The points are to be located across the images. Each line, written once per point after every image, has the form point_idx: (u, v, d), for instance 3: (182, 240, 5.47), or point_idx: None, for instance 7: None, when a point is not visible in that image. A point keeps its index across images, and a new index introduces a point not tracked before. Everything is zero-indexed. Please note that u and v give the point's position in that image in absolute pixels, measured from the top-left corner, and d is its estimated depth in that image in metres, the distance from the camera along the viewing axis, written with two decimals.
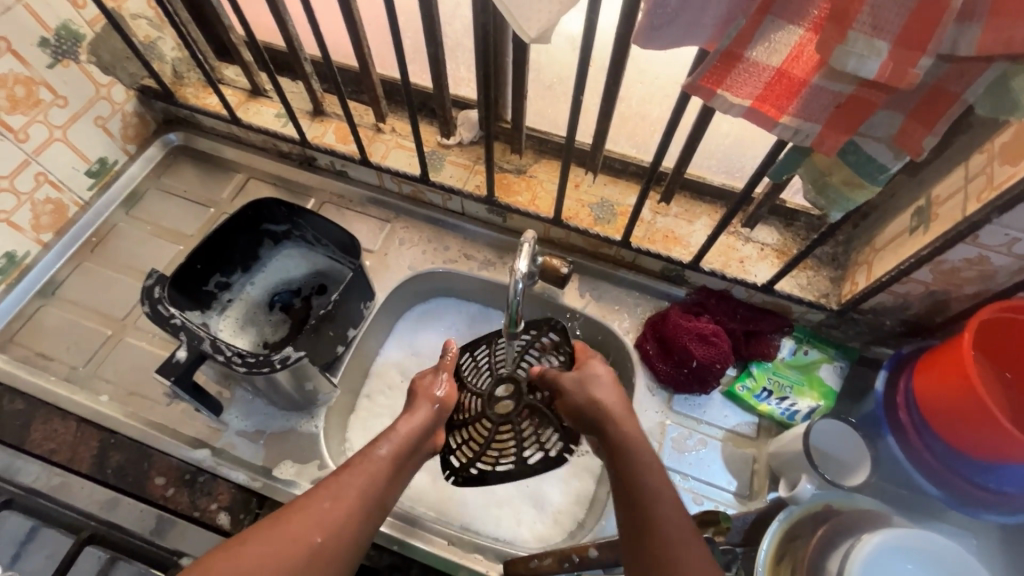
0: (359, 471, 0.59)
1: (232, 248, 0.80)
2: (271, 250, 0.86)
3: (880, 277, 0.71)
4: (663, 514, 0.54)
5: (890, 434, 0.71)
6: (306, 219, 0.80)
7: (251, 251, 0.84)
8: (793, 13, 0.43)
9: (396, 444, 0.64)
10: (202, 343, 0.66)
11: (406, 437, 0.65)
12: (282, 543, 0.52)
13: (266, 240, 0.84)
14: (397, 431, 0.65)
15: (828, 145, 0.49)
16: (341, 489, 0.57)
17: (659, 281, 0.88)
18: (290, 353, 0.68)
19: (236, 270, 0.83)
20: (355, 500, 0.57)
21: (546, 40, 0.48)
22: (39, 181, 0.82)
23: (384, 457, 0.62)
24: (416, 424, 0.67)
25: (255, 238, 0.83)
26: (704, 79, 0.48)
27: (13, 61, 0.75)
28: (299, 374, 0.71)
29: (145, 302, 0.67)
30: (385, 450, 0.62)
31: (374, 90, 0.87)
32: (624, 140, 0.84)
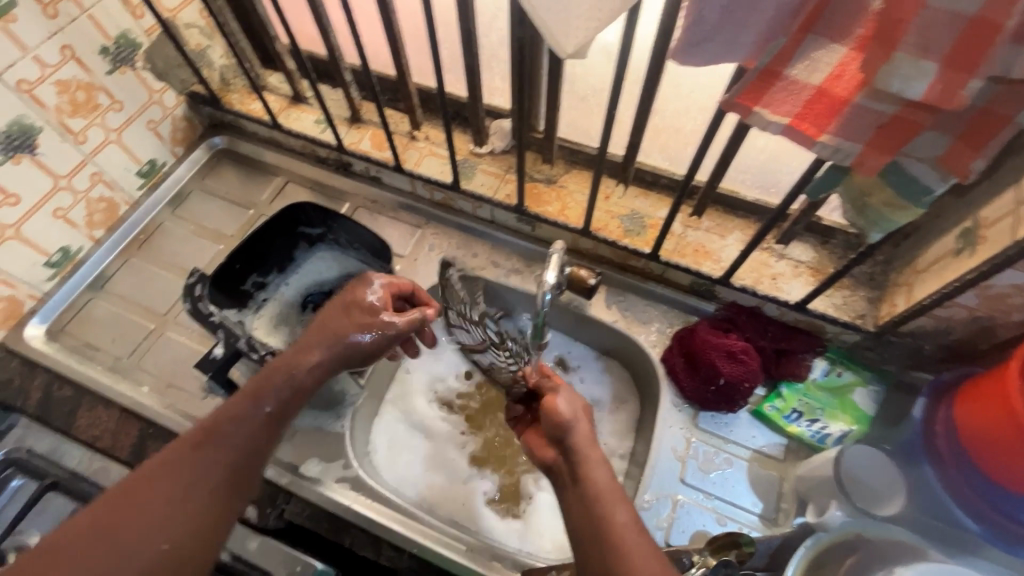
0: (222, 441, 0.53)
1: (269, 249, 0.83)
2: (305, 252, 0.88)
3: (922, 300, 0.69)
4: (622, 517, 0.53)
5: (927, 462, 0.68)
6: (338, 223, 0.83)
7: (285, 253, 0.86)
8: (836, 32, 0.42)
9: (282, 400, 0.58)
10: (238, 342, 0.70)
11: (301, 386, 0.60)
12: (117, 554, 0.46)
13: (302, 242, 0.87)
14: (289, 379, 0.59)
15: (869, 165, 0.48)
16: (202, 465, 0.52)
17: (689, 296, 0.87)
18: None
19: (272, 271, 0.86)
20: (215, 476, 0.52)
21: (582, 55, 0.48)
22: (93, 180, 0.87)
23: (267, 416, 0.57)
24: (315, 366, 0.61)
25: (292, 240, 0.85)
26: (741, 95, 0.48)
27: (76, 68, 0.79)
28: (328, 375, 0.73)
29: (187, 299, 0.72)
30: (269, 408, 0.57)
31: (410, 98, 0.89)
32: (656, 153, 0.84)
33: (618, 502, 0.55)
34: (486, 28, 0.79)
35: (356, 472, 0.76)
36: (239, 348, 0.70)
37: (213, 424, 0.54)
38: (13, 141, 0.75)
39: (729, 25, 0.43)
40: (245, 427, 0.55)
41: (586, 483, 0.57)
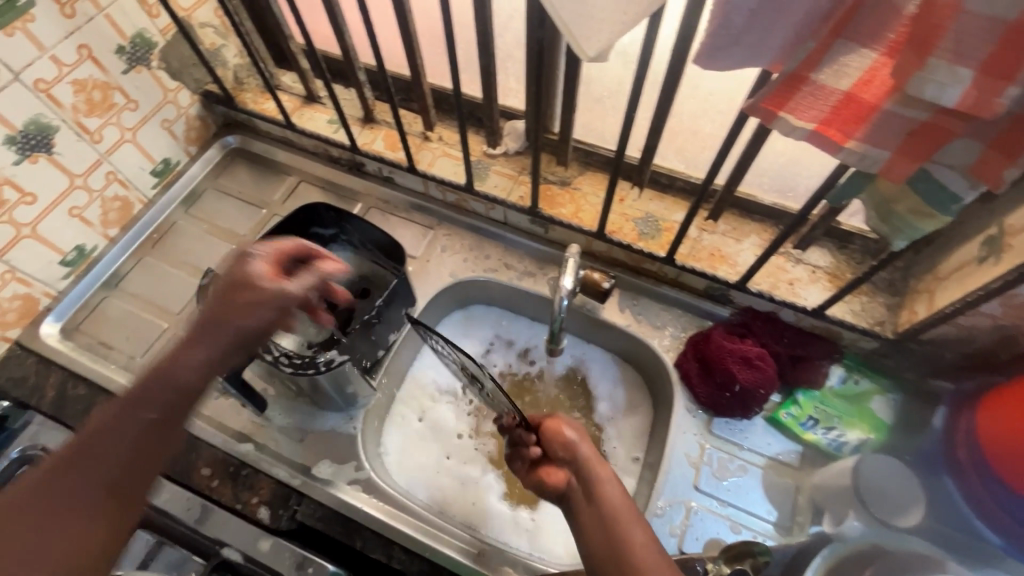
0: (94, 460, 0.48)
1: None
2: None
3: (944, 308, 0.68)
4: (640, 538, 0.55)
5: (947, 473, 0.66)
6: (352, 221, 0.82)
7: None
8: (867, 36, 0.41)
9: (166, 406, 0.51)
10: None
11: (188, 386, 0.52)
12: None
13: (315, 243, 0.86)
14: (170, 382, 0.51)
15: (898, 172, 0.47)
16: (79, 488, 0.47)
17: (703, 300, 0.86)
18: (334, 356, 0.70)
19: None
20: (89, 499, 0.47)
21: (604, 58, 0.47)
22: (108, 179, 0.87)
23: (148, 426, 0.50)
24: (200, 365, 0.53)
25: (306, 239, 0.85)
26: (767, 101, 0.48)
27: (93, 67, 0.79)
28: (343, 376, 0.73)
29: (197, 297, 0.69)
30: (151, 416, 0.50)
31: (424, 99, 0.89)
32: (672, 155, 0.83)
33: (634, 523, 0.57)
34: (501, 28, 0.78)
35: (369, 474, 0.76)
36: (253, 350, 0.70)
37: (86, 439, 0.48)
38: (30, 141, 0.75)
39: (756, 29, 0.42)
40: (119, 442, 0.49)
41: (602, 505, 0.58)
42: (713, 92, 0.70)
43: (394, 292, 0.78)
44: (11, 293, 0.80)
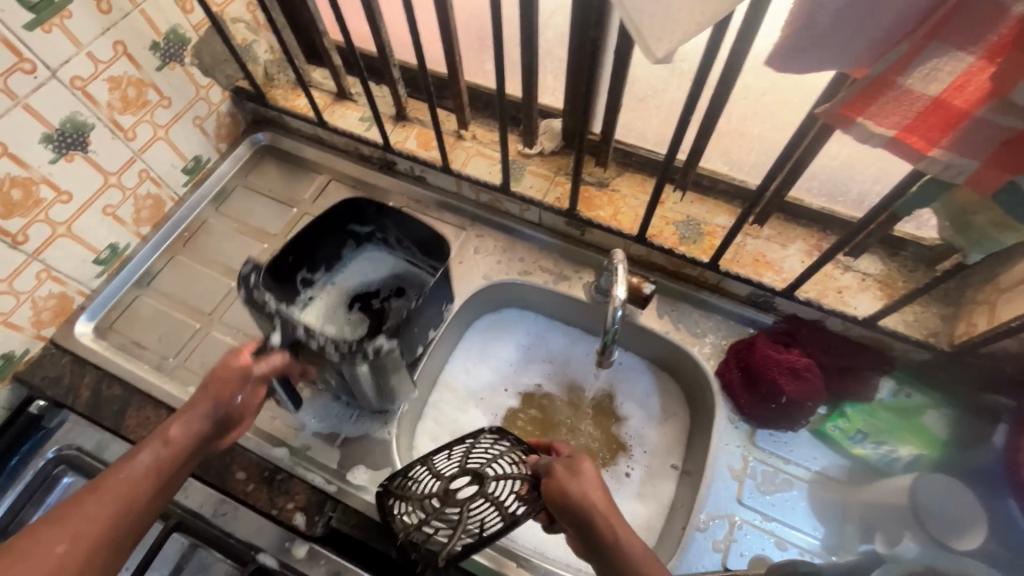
0: (103, 494, 0.50)
1: (319, 244, 0.81)
2: (351, 252, 0.87)
3: (1006, 321, 0.65)
4: None
5: (1011, 495, 0.63)
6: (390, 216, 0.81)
7: (334, 252, 0.85)
8: (966, 39, 0.37)
9: (162, 454, 0.55)
10: (296, 329, 0.64)
11: (178, 443, 0.56)
12: None
13: (350, 241, 0.86)
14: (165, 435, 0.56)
15: (986, 182, 0.45)
16: (77, 536, 0.47)
17: (744, 307, 0.84)
18: (383, 343, 0.65)
19: (318, 268, 0.84)
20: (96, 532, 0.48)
21: (670, 60, 0.45)
22: (141, 177, 0.86)
23: (144, 470, 0.53)
24: (197, 429, 0.58)
25: (342, 236, 0.84)
26: (846, 105, 0.45)
27: (128, 64, 0.78)
28: (389, 366, 0.69)
29: (242, 288, 0.67)
30: (146, 458, 0.54)
31: (460, 97, 0.86)
32: (717, 157, 0.80)
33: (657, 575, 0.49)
34: (545, 24, 0.75)
35: None
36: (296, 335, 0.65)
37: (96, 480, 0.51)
38: (66, 139, 0.74)
39: (841, 30, 0.39)
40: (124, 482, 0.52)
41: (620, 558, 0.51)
42: (766, 92, 0.68)
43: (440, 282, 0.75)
44: (47, 292, 0.80)
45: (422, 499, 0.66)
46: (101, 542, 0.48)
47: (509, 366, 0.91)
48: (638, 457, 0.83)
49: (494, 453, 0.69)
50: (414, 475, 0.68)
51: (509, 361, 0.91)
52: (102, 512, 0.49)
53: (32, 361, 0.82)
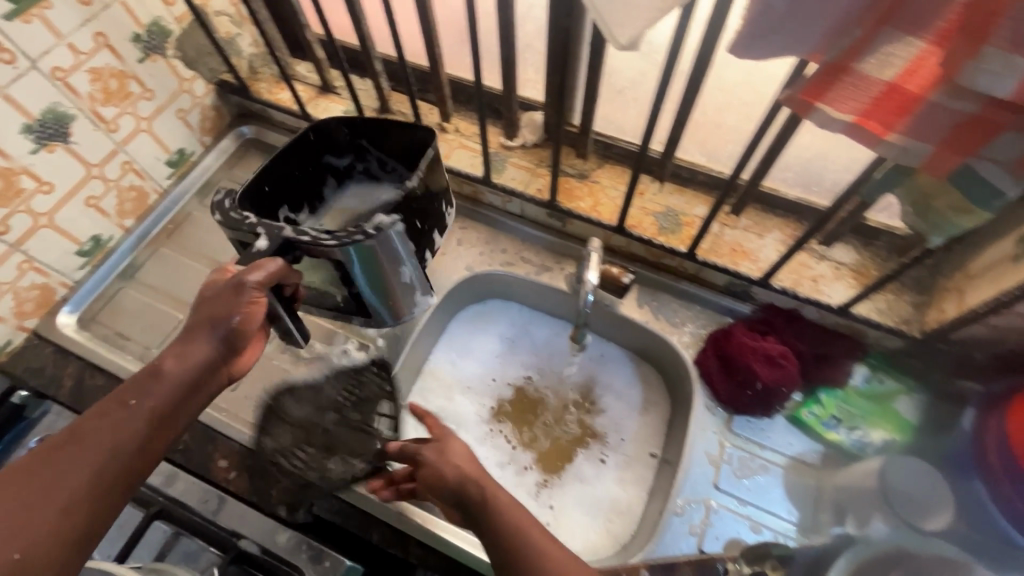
0: (87, 433, 0.51)
1: (295, 177, 0.77)
2: (334, 190, 0.83)
3: (973, 307, 0.67)
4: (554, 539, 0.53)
5: (980, 479, 0.63)
6: (363, 133, 0.77)
7: (314, 189, 0.81)
8: (916, 25, 0.39)
9: (155, 391, 0.55)
10: (283, 230, 0.62)
11: (169, 378, 0.56)
12: None
13: (330, 178, 0.82)
14: (155, 374, 0.56)
15: (941, 166, 0.46)
16: (57, 481, 0.48)
17: (722, 296, 0.85)
18: (382, 220, 0.63)
19: (300, 205, 0.80)
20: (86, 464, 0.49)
21: (636, 47, 0.46)
22: (124, 169, 0.87)
23: (134, 407, 0.54)
24: (190, 359, 0.58)
25: (319, 167, 0.80)
26: (806, 92, 0.46)
27: (109, 55, 0.78)
28: (394, 249, 0.66)
29: (218, 212, 0.64)
30: (137, 398, 0.54)
31: (442, 89, 0.87)
32: (694, 149, 0.81)
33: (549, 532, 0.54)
34: (523, 17, 0.76)
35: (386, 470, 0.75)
36: (284, 240, 0.62)
37: (79, 422, 0.52)
38: (47, 129, 0.74)
39: (797, 17, 0.41)
40: (111, 421, 0.52)
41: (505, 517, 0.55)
42: (739, 83, 0.69)
43: (432, 165, 0.71)
44: (29, 283, 0.80)
45: (294, 421, 0.80)
46: (91, 474, 0.49)
47: (492, 356, 0.92)
48: (618, 443, 0.85)
49: (371, 390, 0.82)
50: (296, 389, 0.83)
51: (493, 352, 0.92)
52: (89, 451, 0.50)
53: (15, 352, 0.82)
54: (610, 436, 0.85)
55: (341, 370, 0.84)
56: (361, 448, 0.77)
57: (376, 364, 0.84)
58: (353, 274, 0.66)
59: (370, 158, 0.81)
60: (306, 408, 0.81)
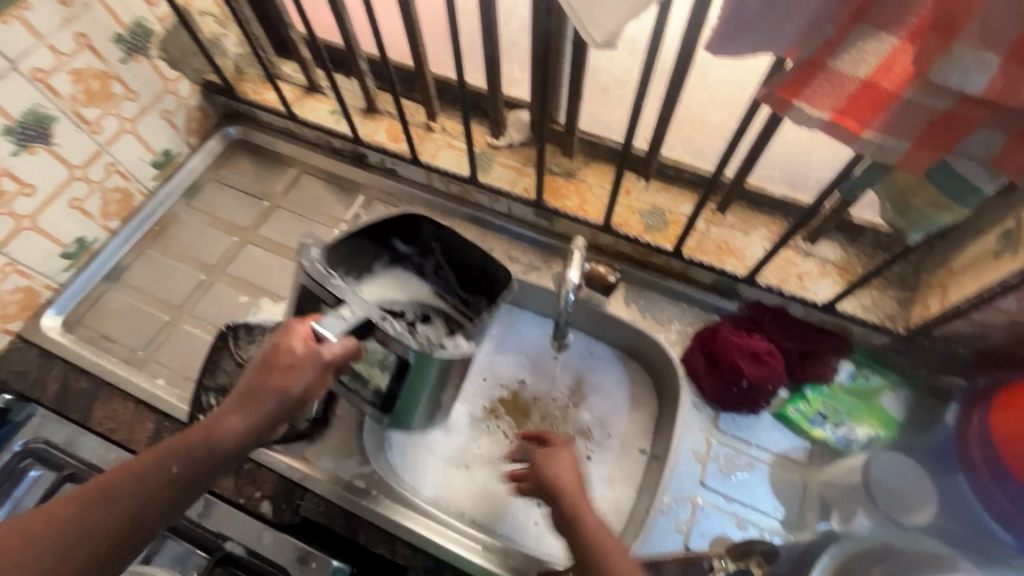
0: (121, 494, 0.49)
1: (355, 250, 0.70)
2: (381, 267, 0.75)
3: (956, 303, 0.67)
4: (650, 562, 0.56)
5: (960, 472, 0.64)
6: (442, 239, 0.73)
7: (367, 260, 0.73)
8: (888, 21, 0.39)
9: (200, 456, 0.52)
10: (371, 310, 0.58)
11: (218, 445, 0.53)
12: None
13: (384, 255, 0.75)
14: (208, 436, 0.53)
15: (917, 163, 0.46)
16: (55, 540, 0.46)
17: (710, 294, 0.85)
18: (462, 342, 0.65)
19: (351, 275, 0.71)
20: (114, 525, 0.48)
21: (613, 45, 0.46)
22: (108, 171, 0.86)
23: (173, 474, 0.50)
24: (241, 423, 0.54)
25: (381, 245, 0.73)
26: (782, 88, 0.46)
27: (91, 56, 0.78)
28: (453, 369, 0.67)
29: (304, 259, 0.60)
30: (179, 466, 0.51)
31: (428, 89, 0.87)
32: (680, 147, 0.81)
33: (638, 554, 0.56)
34: (507, 16, 0.76)
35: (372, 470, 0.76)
36: (370, 318, 0.58)
37: (124, 471, 0.50)
38: (28, 131, 0.74)
39: (770, 14, 0.41)
40: (150, 480, 0.50)
41: (577, 529, 0.58)
42: (723, 81, 0.70)
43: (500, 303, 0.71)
44: (13, 286, 0.80)
45: (239, 360, 0.80)
46: (112, 535, 0.48)
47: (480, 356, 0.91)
48: (607, 439, 0.84)
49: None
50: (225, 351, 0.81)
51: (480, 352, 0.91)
52: (121, 505, 0.48)
53: None
54: (599, 432, 0.85)
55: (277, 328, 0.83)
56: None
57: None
58: (410, 375, 0.63)
59: (428, 262, 0.77)
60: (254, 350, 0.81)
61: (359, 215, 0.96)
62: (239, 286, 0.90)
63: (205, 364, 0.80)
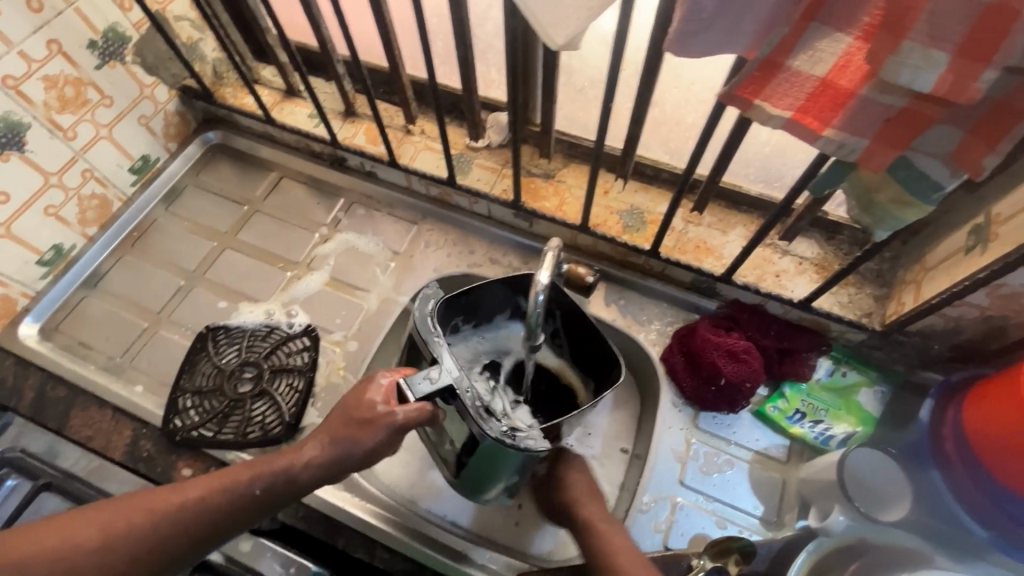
0: (200, 500, 0.53)
1: (484, 299, 0.70)
2: (505, 319, 0.74)
3: (929, 299, 0.67)
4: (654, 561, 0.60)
5: (935, 467, 0.67)
6: (567, 311, 0.70)
7: (493, 308, 0.73)
8: (842, 20, 0.39)
9: (273, 483, 0.55)
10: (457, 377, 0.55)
11: (294, 476, 0.56)
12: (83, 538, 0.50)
13: (511, 309, 0.73)
14: (287, 466, 0.56)
15: (877, 161, 0.46)
16: (133, 523, 0.51)
17: (689, 293, 0.85)
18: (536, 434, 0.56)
19: (474, 320, 0.73)
20: (186, 524, 0.52)
21: (573, 46, 0.46)
22: (85, 177, 0.86)
23: (250, 495, 0.55)
24: (315, 460, 0.57)
25: (508, 302, 0.72)
26: (741, 88, 0.46)
27: (64, 62, 0.78)
28: (524, 461, 0.58)
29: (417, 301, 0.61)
30: (259, 489, 0.55)
31: (405, 92, 0.87)
32: (656, 146, 0.82)
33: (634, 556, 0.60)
34: (480, 18, 0.76)
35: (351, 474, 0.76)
36: (453, 387, 0.55)
37: (216, 479, 0.55)
38: None
39: (725, 14, 0.41)
40: (230, 492, 0.54)
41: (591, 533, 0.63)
42: (695, 80, 0.70)
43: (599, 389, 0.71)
44: None
45: (217, 364, 0.82)
46: (178, 531, 0.52)
47: None
48: (589, 439, 0.81)
49: (296, 359, 0.82)
50: (203, 349, 0.83)
51: None
52: (196, 504, 0.53)
53: None
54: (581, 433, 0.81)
55: (257, 329, 0.85)
56: (261, 413, 0.78)
57: (308, 336, 0.85)
58: (478, 451, 0.58)
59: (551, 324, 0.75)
60: (234, 354, 0.83)
61: (339, 218, 0.96)
62: (219, 291, 0.90)
63: (183, 365, 0.82)
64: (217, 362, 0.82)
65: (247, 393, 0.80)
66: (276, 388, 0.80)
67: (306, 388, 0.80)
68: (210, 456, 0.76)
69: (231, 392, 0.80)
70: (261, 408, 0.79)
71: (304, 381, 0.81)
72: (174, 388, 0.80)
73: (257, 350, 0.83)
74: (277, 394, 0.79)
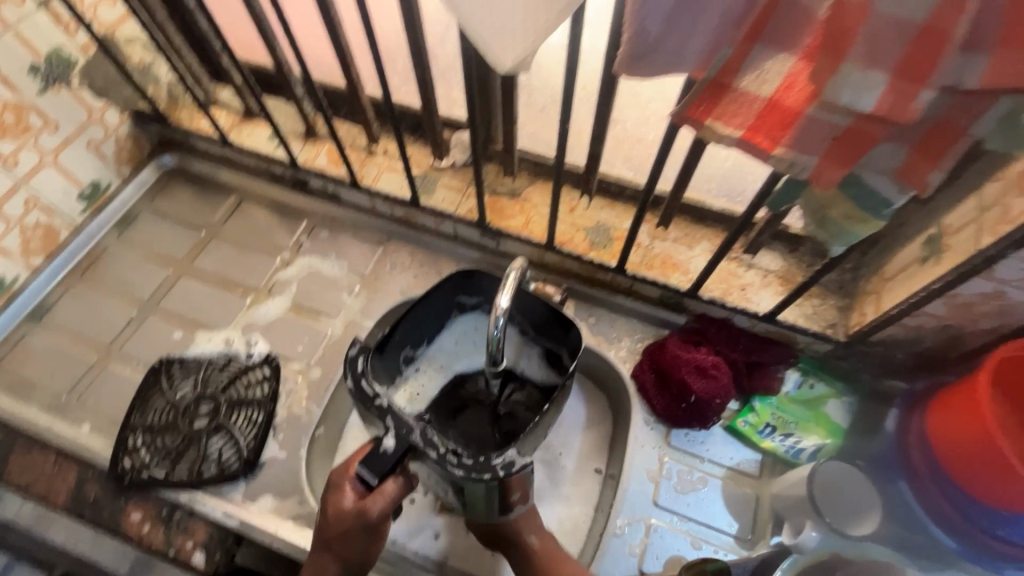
0: None
1: (424, 315, 0.67)
2: (458, 325, 0.72)
3: (890, 309, 0.67)
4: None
5: (902, 478, 0.68)
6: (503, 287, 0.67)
7: (436, 322, 0.69)
8: (782, 40, 0.40)
9: None
10: (413, 434, 0.53)
11: None
12: None
13: (455, 312, 0.71)
14: None
15: (827, 179, 0.46)
16: None
17: (659, 308, 0.85)
18: (514, 457, 0.53)
19: (424, 341, 0.69)
20: None
21: (523, 70, 0.45)
22: (29, 207, 0.82)
23: None
24: None
25: (449, 304, 0.69)
26: (692, 108, 0.46)
27: (2, 88, 0.74)
28: (520, 480, 0.56)
29: (348, 376, 0.57)
30: None
31: (365, 112, 0.85)
32: (620, 163, 0.82)
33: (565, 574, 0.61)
34: (437, 40, 0.76)
35: (312, 508, 0.72)
36: (413, 445, 0.53)
37: None
38: None
39: (673, 34, 0.40)
40: None
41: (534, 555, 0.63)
42: (652, 98, 0.71)
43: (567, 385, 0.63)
44: None
45: (171, 400, 0.78)
46: None
47: None
48: (561, 460, 0.78)
49: (255, 391, 0.79)
50: (154, 387, 0.79)
51: None
52: None
53: None
54: (552, 454, 0.79)
55: (215, 359, 0.82)
56: (217, 449, 0.75)
57: (268, 365, 0.82)
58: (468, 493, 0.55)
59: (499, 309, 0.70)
60: (189, 388, 0.79)
61: (302, 241, 0.93)
62: (173, 321, 0.86)
63: (134, 401, 0.78)
64: (171, 399, 0.78)
65: (204, 428, 0.76)
66: (234, 422, 0.77)
67: (266, 423, 0.77)
68: (163, 497, 0.72)
69: (187, 427, 0.76)
70: (221, 442, 0.75)
71: (264, 414, 0.77)
72: (123, 423, 0.76)
73: (214, 383, 0.79)
74: (232, 429, 0.76)
